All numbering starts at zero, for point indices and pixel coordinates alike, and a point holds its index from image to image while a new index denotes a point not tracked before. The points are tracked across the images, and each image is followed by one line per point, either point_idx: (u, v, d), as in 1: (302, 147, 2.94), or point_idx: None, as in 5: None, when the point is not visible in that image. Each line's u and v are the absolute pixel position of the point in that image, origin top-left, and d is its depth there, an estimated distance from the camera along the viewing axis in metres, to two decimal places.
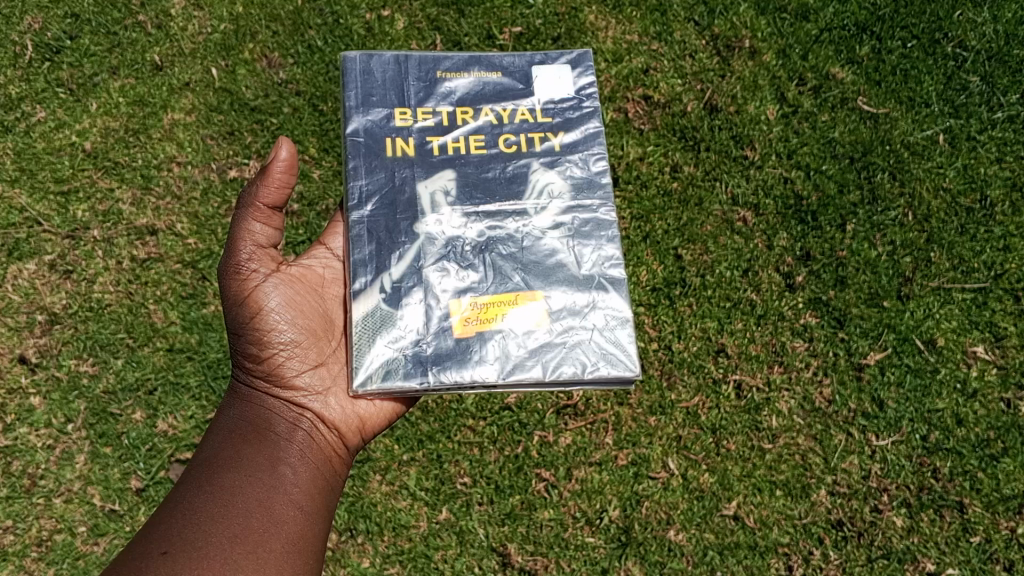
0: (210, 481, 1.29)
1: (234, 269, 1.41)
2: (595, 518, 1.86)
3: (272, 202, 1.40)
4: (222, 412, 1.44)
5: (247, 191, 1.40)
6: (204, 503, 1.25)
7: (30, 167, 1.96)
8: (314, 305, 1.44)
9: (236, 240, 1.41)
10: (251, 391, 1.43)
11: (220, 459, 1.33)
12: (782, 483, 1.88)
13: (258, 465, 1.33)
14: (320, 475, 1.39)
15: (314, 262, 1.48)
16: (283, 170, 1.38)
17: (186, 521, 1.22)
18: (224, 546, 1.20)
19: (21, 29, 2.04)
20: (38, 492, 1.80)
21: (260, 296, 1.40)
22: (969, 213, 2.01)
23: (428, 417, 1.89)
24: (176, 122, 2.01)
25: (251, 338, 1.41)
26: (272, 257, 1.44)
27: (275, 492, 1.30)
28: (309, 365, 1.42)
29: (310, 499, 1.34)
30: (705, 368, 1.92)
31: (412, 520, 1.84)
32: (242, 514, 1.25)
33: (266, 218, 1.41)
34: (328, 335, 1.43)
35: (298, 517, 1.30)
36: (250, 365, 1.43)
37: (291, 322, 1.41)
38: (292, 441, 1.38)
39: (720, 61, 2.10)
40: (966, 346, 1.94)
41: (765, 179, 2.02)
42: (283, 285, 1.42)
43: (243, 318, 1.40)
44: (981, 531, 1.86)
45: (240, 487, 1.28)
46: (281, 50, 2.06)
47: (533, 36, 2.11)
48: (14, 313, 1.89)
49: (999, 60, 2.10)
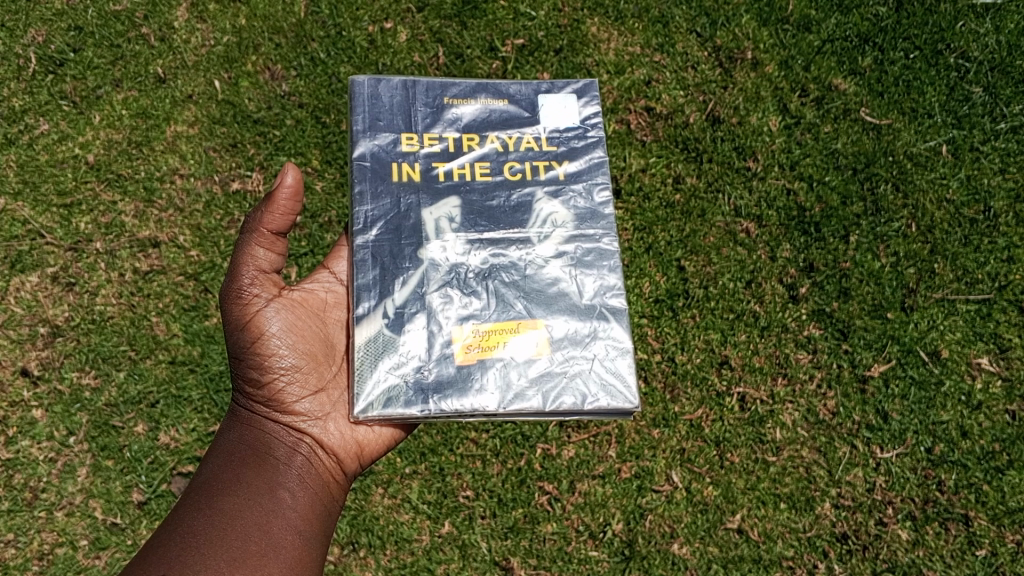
0: (209, 504, 1.29)
1: (236, 293, 1.41)
2: (599, 531, 1.85)
3: (277, 228, 1.41)
4: (221, 435, 1.44)
5: (252, 216, 1.41)
6: (203, 526, 1.25)
7: (34, 179, 1.96)
8: (316, 329, 1.44)
9: (238, 264, 1.41)
10: (251, 415, 1.43)
11: (219, 482, 1.33)
12: (786, 496, 1.87)
13: (258, 489, 1.33)
14: (318, 500, 1.38)
15: (317, 285, 1.48)
16: (287, 195, 1.38)
17: (186, 544, 1.23)
18: (223, 570, 1.20)
19: (25, 42, 2.04)
20: (39, 505, 1.80)
21: (261, 321, 1.39)
22: (973, 223, 2.01)
23: (430, 430, 1.88)
24: (179, 134, 2.01)
25: (252, 363, 1.40)
26: (275, 282, 1.44)
27: (274, 516, 1.30)
28: (310, 390, 1.41)
29: (308, 523, 1.34)
30: (708, 381, 1.92)
31: (415, 534, 1.83)
32: (241, 536, 1.25)
33: (269, 244, 1.42)
34: (329, 360, 1.43)
35: (297, 542, 1.30)
36: (251, 389, 1.42)
37: (291, 346, 1.40)
38: (291, 465, 1.38)
39: (722, 73, 2.10)
40: (970, 358, 1.94)
41: (768, 191, 2.02)
42: (284, 310, 1.41)
43: (244, 342, 1.40)
44: (987, 544, 1.85)
45: (239, 510, 1.28)
46: (283, 63, 2.06)
47: (535, 48, 2.11)
48: (17, 325, 1.89)
49: (1002, 71, 2.10)
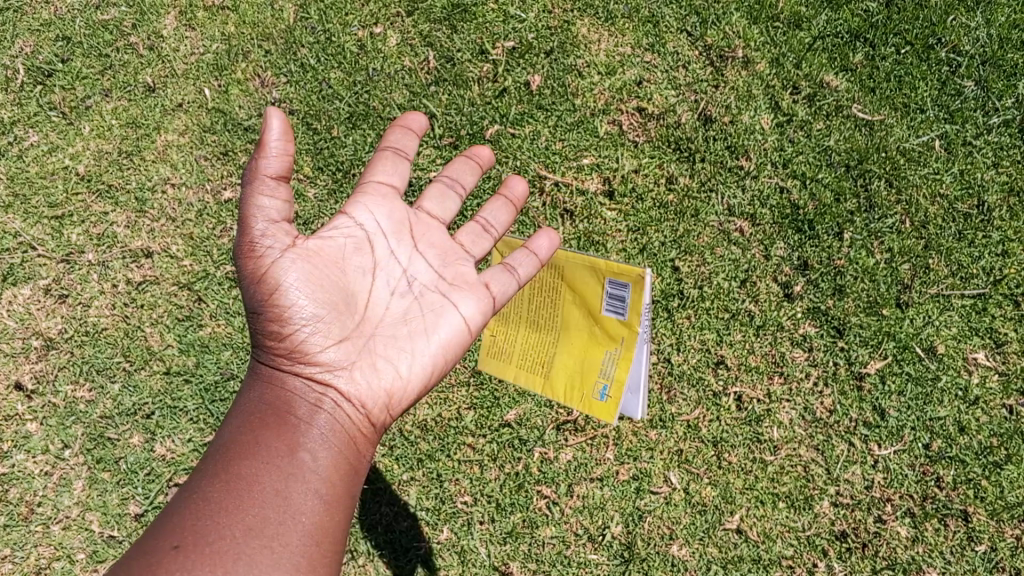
0: (226, 470, 1.24)
1: (247, 247, 1.32)
2: (598, 534, 1.86)
3: (279, 172, 1.29)
4: (242, 394, 1.39)
5: (251, 163, 1.30)
6: (218, 492, 1.21)
7: (23, 191, 1.97)
8: (336, 278, 1.37)
9: (246, 215, 1.32)
10: (272, 371, 1.37)
11: (237, 445, 1.27)
12: (784, 495, 1.88)
13: (278, 450, 1.27)
14: (343, 459, 1.33)
15: (335, 235, 1.41)
16: (280, 137, 1.26)
17: (200, 512, 1.19)
18: (236, 540, 1.16)
19: (13, 53, 2.04)
20: (36, 519, 1.83)
21: (277, 273, 1.32)
22: (967, 218, 2.01)
23: (427, 435, 1.88)
24: (170, 143, 2.00)
25: (271, 317, 1.34)
26: (287, 232, 1.35)
27: (294, 479, 1.25)
28: (333, 341, 1.36)
29: (332, 486, 1.29)
30: (705, 381, 1.92)
31: (415, 540, 1.85)
32: (257, 503, 1.20)
33: (273, 189, 1.31)
34: (351, 309, 1.38)
35: (318, 506, 1.25)
36: (272, 345, 1.37)
37: (310, 296, 1.34)
38: (314, 424, 1.32)
39: (713, 72, 2.09)
40: (966, 353, 1.94)
41: (761, 190, 2.02)
42: (300, 261, 1.34)
43: (261, 298, 1.33)
44: (987, 539, 1.86)
45: (257, 475, 1.23)
46: (273, 70, 2.05)
47: (526, 50, 2.09)
48: (10, 339, 1.90)
49: (994, 64, 2.08)
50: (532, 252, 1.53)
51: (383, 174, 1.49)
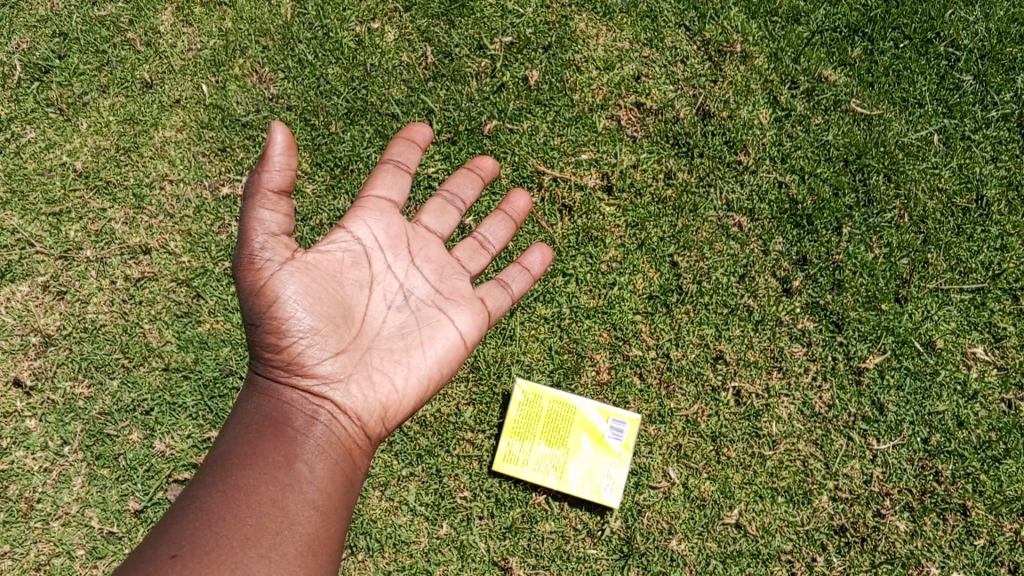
0: (225, 482, 1.29)
1: (247, 259, 1.35)
2: (597, 529, 1.86)
3: (281, 187, 1.33)
4: (239, 404, 1.43)
5: (254, 177, 1.33)
6: (217, 503, 1.26)
7: (21, 188, 1.96)
8: (334, 292, 1.40)
9: (247, 227, 1.34)
10: (269, 383, 1.41)
11: (236, 457, 1.33)
12: (783, 489, 1.88)
13: (276, 462, 1.33)
14: (339, 469, 1.39)
15: (333, 248, 1.43)
16: (284, 151, 1.30)
17: (199, 521, 1.24)
18: (236, 549, 1.21)
19: (10, 49, 2.03)
20: (36, 515, 1.83)
21: (276, 286, 1.34)
22: (966, 213, 2.00)
23: (426, 431, 1.88)
24: (167, 140, 2.00)
25: (269, 329, 1.36)
26: (287, 244, 1.38)
27: (291, 490, 1.31)
28: (330, 353, 1.39)
29: (327, 497, 1.34)
30: (704, 376, 1.92)
31: (414, 535, 1.85)
32: (255, 514, 1.25)
33: (275, 203, 1.34)
34: (348, 322, 1.40)
35: (315, 517, 1.31)
36: (268, 357, 1.39)
37: (309, 309, 1.36)
38: (311, 436, 1.37)
39: (711, 66, 2.08)
40: (965, 347, 1.94)
41: (760, 184, 2.01)
42: (299, 273, 1.36)
43: (259, 310, 1.35)
44: (985, 534, 1.87)
45: (256, 486, 1.28)
46: (271, 65, 2.04)
47: (524, 45, 2.08)
48: (8, 335, 1.89)
49: (991, 59, 2.08)
50: (525, 268, 1.65)
51: (382, 188, 1.52)
